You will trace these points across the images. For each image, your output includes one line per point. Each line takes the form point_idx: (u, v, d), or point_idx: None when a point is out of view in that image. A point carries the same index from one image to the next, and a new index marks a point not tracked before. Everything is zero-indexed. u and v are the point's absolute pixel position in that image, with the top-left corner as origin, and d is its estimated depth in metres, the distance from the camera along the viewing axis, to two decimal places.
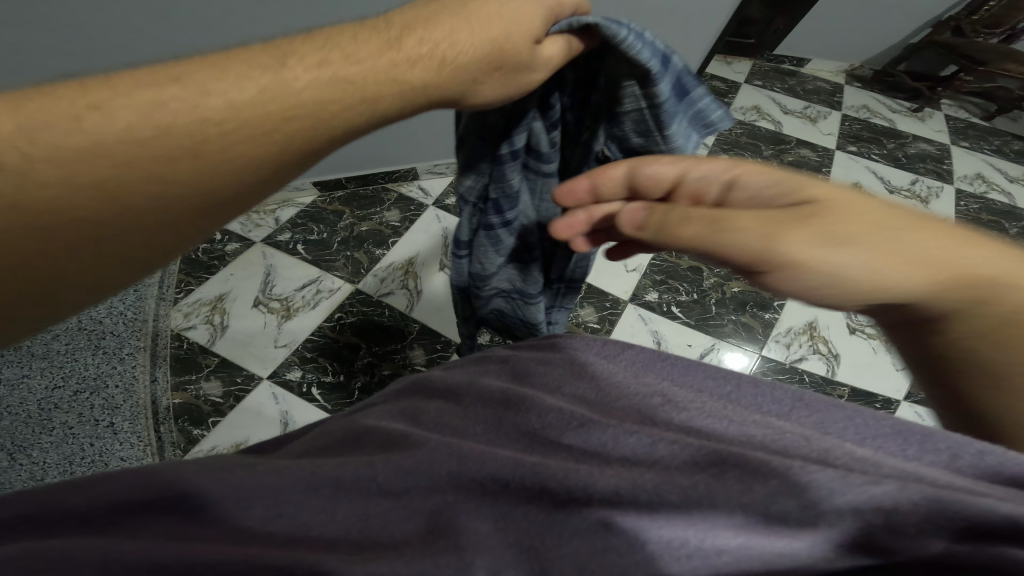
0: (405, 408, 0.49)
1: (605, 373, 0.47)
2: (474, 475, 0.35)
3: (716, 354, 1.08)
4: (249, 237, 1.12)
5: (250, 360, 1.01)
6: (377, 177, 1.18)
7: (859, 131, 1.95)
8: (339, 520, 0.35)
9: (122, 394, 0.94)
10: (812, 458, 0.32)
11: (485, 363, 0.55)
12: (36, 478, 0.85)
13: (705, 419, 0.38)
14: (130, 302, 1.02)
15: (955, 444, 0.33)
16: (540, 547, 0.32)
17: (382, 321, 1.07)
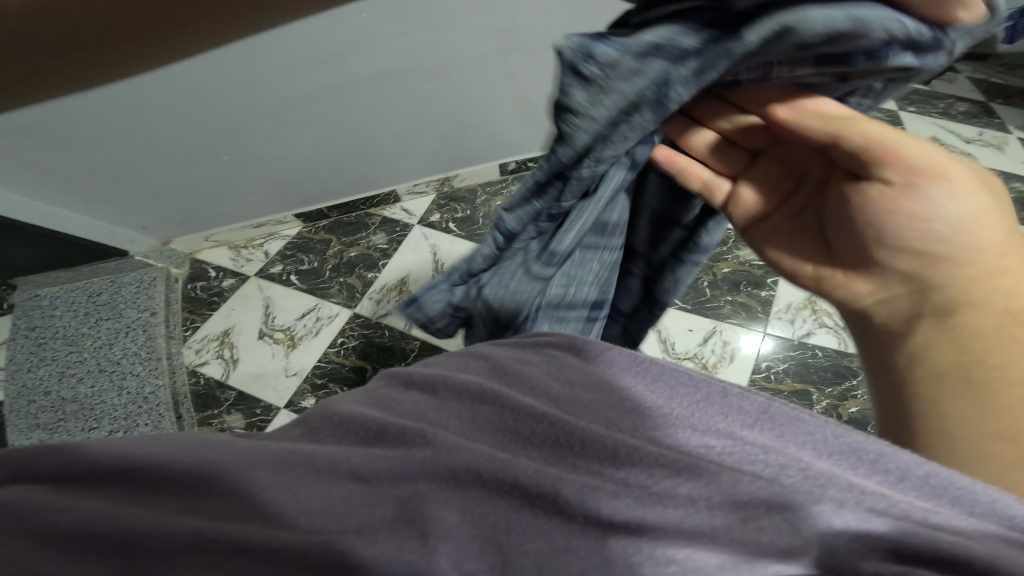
0: (374, 399, 0.37)
1: (584, 374, 0.34)
2: (448, 462, 0.28)
3: (723, 337, 0.99)
4: (242, 272, 1.19)
5: (264, 391, 1.06)
6: (358, 205, 1.23)
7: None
8: (302, 502, 0.27)
9: (152, 431, 1.01)
10: (766, 476, 0.26)
11: (465, 357, 0.40)
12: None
13: (659, 425, 0.29)
14: (142, 341, 1.09)
15: (904, 465, 0.27)
16: (504, 540, 0.26)
17: (384, 341, 1.10)
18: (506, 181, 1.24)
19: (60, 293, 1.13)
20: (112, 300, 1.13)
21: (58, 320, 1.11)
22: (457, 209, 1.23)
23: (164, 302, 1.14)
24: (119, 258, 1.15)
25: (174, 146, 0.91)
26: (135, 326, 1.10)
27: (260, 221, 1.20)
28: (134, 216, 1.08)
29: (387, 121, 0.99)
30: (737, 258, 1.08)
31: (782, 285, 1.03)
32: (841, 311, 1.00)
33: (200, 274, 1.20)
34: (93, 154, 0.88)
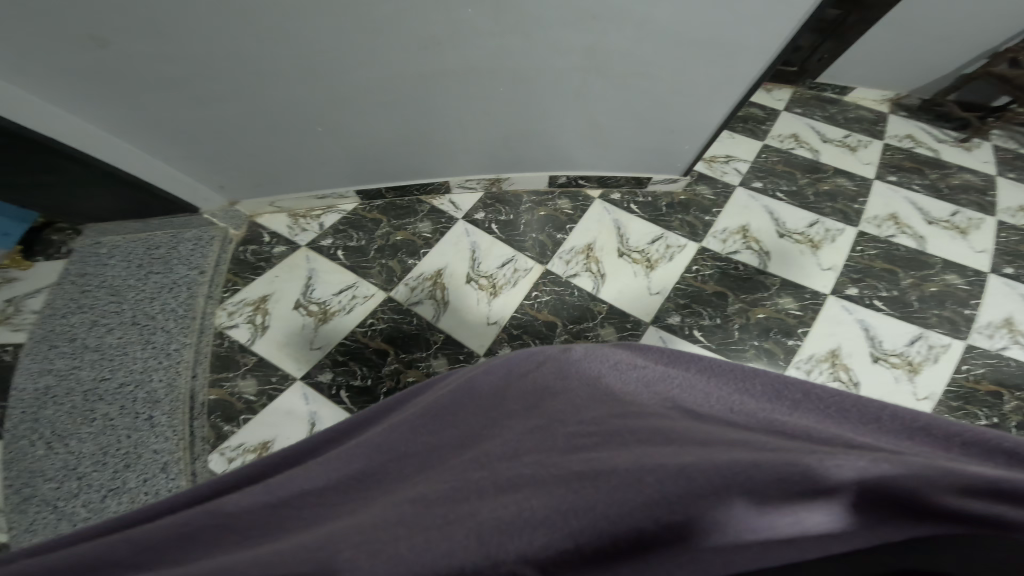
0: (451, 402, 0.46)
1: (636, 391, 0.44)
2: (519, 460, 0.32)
3: None
4: (295, 241, 1.20)
5: (286, 360, 1.07)
6: (412, 190, 1.25)
7: (899, 160, 1.40)
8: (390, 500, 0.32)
9: (164, 389, 0.98)
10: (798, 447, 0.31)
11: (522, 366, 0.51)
12: (73, 465, 0.90)
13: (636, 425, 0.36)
14: (181, 299, 1.07)
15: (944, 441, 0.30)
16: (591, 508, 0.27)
17: (411, 329, 1.12)
18: (553, 194, 1.30)
19: (120, 242, 1.12)
20: (167, 254, 1.11)
21: (106, 270, 1.09)
22: (501, 211, 1.27)
23: (214, 262, 1.14)
24: (188, 215, 1.14)
25: (259, 113, 0.92)
26: (180, 283, 1.09)
27: (326, 193, 1.22)
28: (208, 175, 1.08)
29: (447, 112, 0.99)
30: (776, 305, 1.16)
31: (811, 336, 1.11)
32: (858, 367, 1.06)
33: (254, 238, 1.20)
34: (185, 113, 0.90)
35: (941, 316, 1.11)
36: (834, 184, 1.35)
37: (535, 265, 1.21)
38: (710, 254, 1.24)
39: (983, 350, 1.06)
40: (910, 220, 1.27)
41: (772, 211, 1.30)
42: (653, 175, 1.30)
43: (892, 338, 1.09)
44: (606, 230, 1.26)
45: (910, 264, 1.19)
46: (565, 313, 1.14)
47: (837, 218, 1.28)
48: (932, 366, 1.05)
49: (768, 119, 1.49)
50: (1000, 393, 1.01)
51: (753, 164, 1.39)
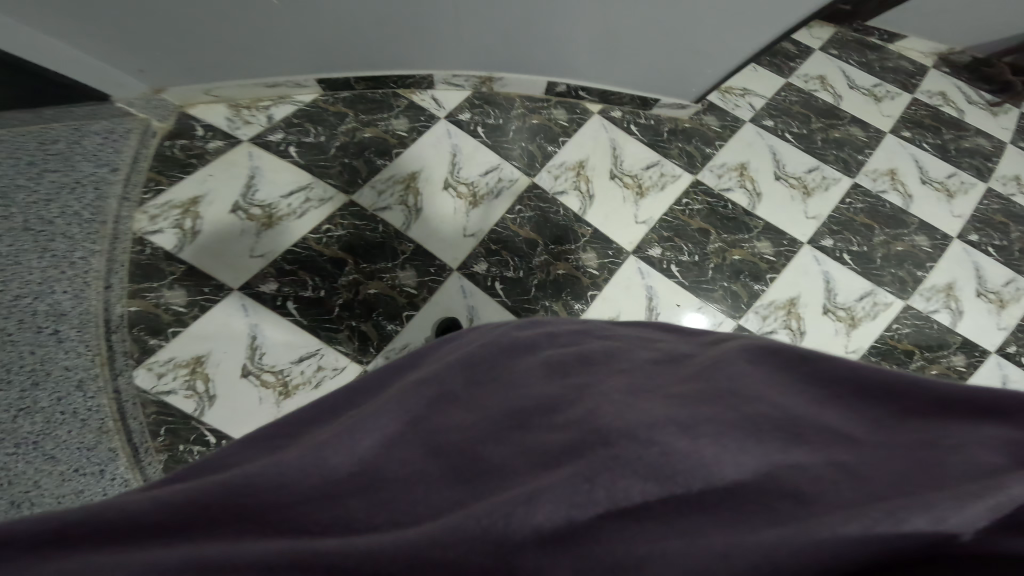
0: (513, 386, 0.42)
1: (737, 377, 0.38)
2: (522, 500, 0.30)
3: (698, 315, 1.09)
4: (233, 135, 1.00)
5: (220, 269, 0.92)
6: (387, 80, 1.07)
7: (920, 116, 1.40)
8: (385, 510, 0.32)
9: (70, 301, 0.83)
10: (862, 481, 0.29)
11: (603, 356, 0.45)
12: None
13: (629, 424, 0.33)
14: (88, 199, 0.88)
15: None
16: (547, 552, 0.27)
17: (375, 238, 1.00)
18: (548, 103, 1.18)
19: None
20: (68, 149, 0.89)
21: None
22: (489, 113, 1.14)
23: (131, 158, 0.93)
24: (97, 102, 0.91)
25: None
26: (84, 181, 0.89)
27: (278, 80, 1.00)
28: (128, 54, 0.84)
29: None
30: (752, 248, 1.17)
31: (776, 283, 1.15)
32: (809, 317, 1.13)
33: (184, 131, 0.98)
34: None
35: (895, 275, 1.20)
36: (846, 132, 1.33)
37: (520, 176, 1.11)
38: (704, 188, 1.20)
39: (916, 312, 1.18)
40: (906, 177, 1.31)
41: (776, 151, 1.27)
42: (659, 97, 1.21)
43: (846, 291, 1.17)
44: (600, 148, 1.17)
45: (888, 221, 1.25)
46: (546, 232, 1.08)
47: (835, 167, 1.28)
48: (870, 322, 1.15)
49: (799, 58, 1.41)
50: (912, 352, 1.14)
51: (770, 101, 1.33)
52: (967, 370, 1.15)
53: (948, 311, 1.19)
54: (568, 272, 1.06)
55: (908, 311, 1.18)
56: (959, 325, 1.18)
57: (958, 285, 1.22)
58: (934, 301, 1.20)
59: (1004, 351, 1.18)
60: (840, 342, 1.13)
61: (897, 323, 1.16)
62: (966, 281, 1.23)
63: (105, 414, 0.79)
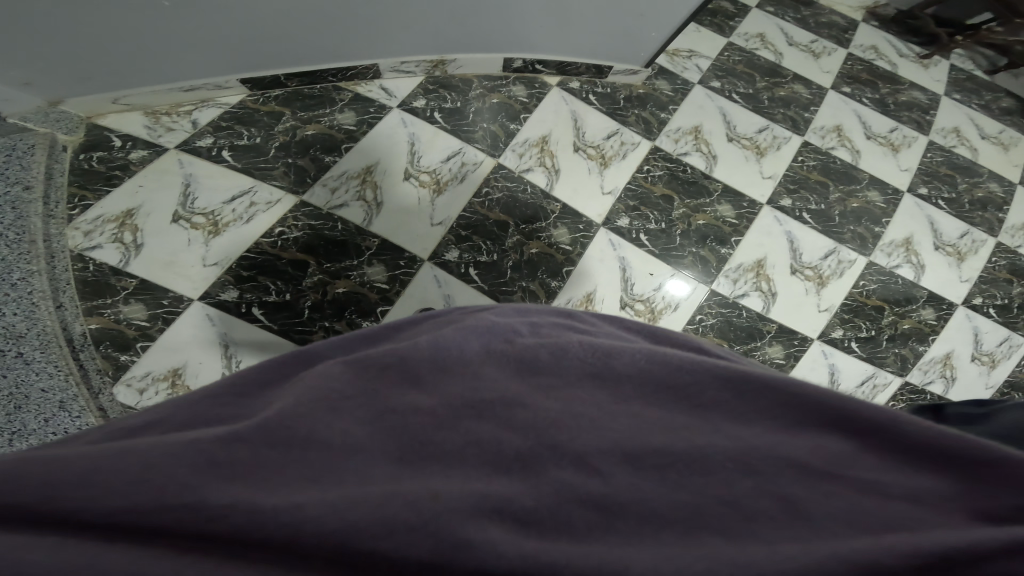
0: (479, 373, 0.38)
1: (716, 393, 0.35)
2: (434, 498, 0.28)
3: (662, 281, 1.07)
4: (157, 143, 0.96)
5: (175, 281, 0.90)
6: (325, 75, 1.03)
7: (856, 72, 1.34)
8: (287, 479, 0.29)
9: (22, 321, 0.78)
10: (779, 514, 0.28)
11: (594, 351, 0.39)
12: None
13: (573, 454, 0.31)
14: (9, 218, 0.82)
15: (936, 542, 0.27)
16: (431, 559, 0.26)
17: (335, 236, 0.97)
18: (507, 80, 1.14)
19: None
20: None
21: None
22: (446, 98, 1.10)
23: (45, 173, 0.88)
24: None
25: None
26: (1, 201, 0.82)
27: (195, 84, 0.96)
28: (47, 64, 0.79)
29: None
30: (715, 212, 1.14)
31: (742, 246, 1.12)
32: (778, 279, 1.11)
33: (99, 142, 0.94)
34: None
35: (854, 232, 1.17)
36: (790, 90, 1.29)
37: (485, 158, 1.08)
38: (662, 154, 1.16)
39: (880, 268, 1.15)
40: (853, 133, 1.27)
41: (727, 113, 1.23)
42: (614, 63, 1.17)
43: (810, 251, 1.14)
44: (563, 122, 1.14)
45: (841, 177, 1.21)
46: (516, 212, 1.05)
47: (786, 125, 1.24)
48: (837, 280, 1.13)
49: (737, 16, 1.35)
50: (883, 307, 1.12)
51: (715, 62, 1.28)
52: (936, 323, 1.13)
53: (910, 265, 1.16)
54: (542, 250, 1.03)
55: (871, 270, 1.15)
56: (924, 280, 1.16)
57: (916, 239, 1.19)
58: (895, 256, 1.17)
59: (969, 302, 1.16)
60: (812, 302, 1.11)
61: (864, 281, 1.14)
62: (924, 234, 1.20)
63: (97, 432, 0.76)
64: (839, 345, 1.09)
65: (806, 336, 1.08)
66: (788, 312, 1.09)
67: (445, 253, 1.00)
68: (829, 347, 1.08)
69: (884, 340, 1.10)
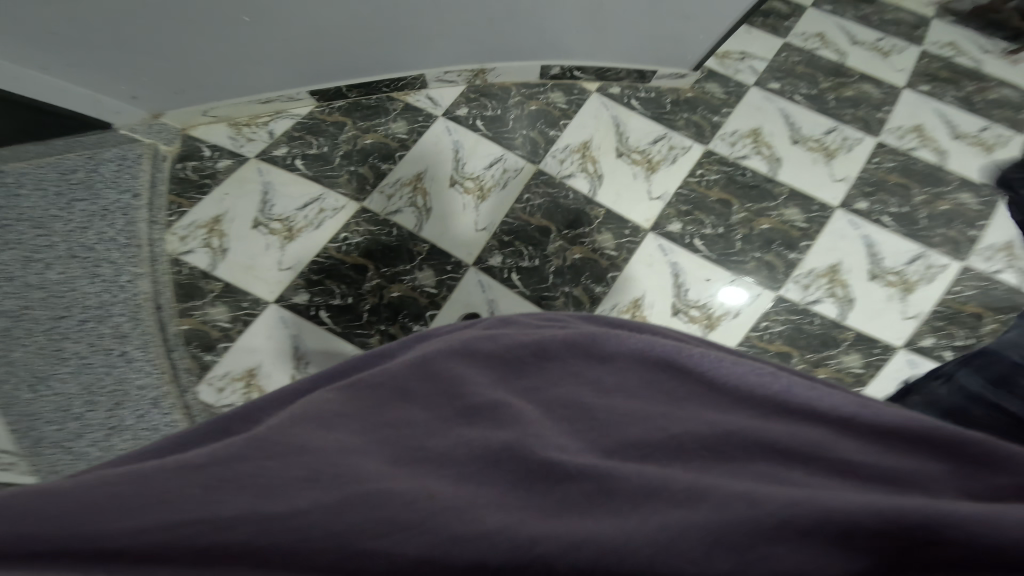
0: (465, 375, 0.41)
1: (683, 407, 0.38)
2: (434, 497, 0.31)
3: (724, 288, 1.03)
4: (240, 152, 1.08)
5: (253, 285, 0.99)
6: (381, 85, 1.12)
7: (933, 70, 1.25)
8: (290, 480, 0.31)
9: (129, 321, 0.91)
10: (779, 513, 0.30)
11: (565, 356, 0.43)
12: (63, 409, 0.83)
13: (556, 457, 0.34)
14: (122, 225, 0.96)
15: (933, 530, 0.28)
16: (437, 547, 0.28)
17: (390, 241, 1.03)
18: (544, 87, 1.17)
19: (30, 168, 0.93)
20: (88, 178, 0.96)
21: (21, 199, 0.91)
22: (486, 105, 1.15)
23: (149, 181, 1.03)
24: (101, 131, 0.99)
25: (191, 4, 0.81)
26: (115, 208, 0.97)
27: (269, 96, 1.07)
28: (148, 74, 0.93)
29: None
30: (781, 215, 1.09)
31: (813, 250, 1.06)
32: (855, 284, 1.03)
33: (192, 153, 1.07)
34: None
35: (946, 236, 1.07)
36: (858, 89, 1.22)
37: (525, 163, 1.11)
38: (717, 158, 1.14)
39: (976, 274, 1.04)
40: (935, 133, 1.17)
41: (789, 114, 1.18)
42: (657, 68, 1.17)
43: (893, 255, 1.05)
44: (604, 128, 1.15)
45: (927, 179, 1.12)
46: (559, 217, 1.07)
47: (856, 126, 1.17)
48: (926, 285, 1.03)
49: (793, 15, 1.31)
50: (982, 314, 1.01)
51: (772, 63, 1.25)
52: None
53: (1015, 271, 1.04)
54: (586, 256, 1.04)
55: (969, 276, 1.04)
56: None
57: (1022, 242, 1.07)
58: (995, 262, 1.05)
59: None
60: (897, 308, 1.02)
61: (958, 288, 1.03)
62: None
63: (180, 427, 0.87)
64: (929, 354, 0.99)
65: (890, 343, 0.99)
66: (865, 318, 1.01)
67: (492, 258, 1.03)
68: (917, 356, 0.99)
69: None
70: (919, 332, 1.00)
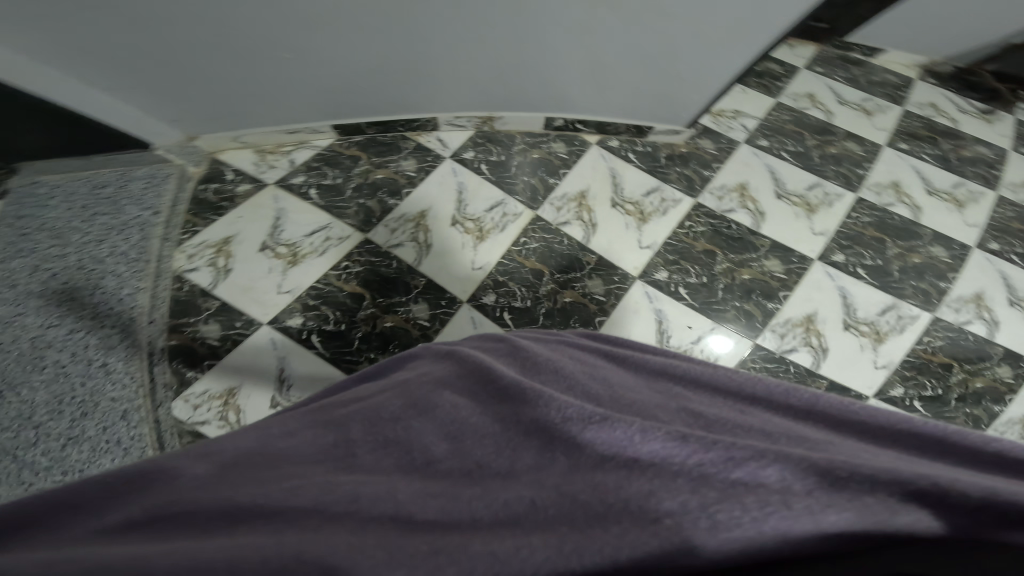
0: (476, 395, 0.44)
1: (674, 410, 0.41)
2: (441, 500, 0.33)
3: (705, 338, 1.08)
4: (260, 178, 1.10)
5: (250, 306, 0.99)
6: (397, 125, 1.18)
7: (913, 128, 1.40)
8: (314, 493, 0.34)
9: (119, 333, 0.91)
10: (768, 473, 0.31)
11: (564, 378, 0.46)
12: (27, 414, 0.82)
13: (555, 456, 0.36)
14: (134, 240, 0.99)
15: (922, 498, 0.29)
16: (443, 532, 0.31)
17: (389, 273, 1.06)
18: (549, 137, 1.26)
19: (62, 182, 1.01)
20: (116, 194, 1.02)
21: (44, 209, 0.98)
22: (492, 151, 1.22)
23: (170, 201, 1.04)
24: (135, 150, 1.01)
25: (225, 40, 0.85)
26: (132, 223, 1.00)
27: (296, 127, 1.12)
28: (170, 102, 0.96)
29: (437, 44, 0.95)
30: (762, 266, 1.17)
31: (790, 301, 1.13)
32: (830, 334, 1.11)
33: (215, 175, 1.09)
34: (125, 17, 0.77)
35: (917, 288, 1.17)
36: (842, 147, 1.35)
37: (524, 210, 1.17)
38: (705, 211, 1.22)
39: (947, 324, 1.13)
40: (911, 189, 1.30)
41: (775, 170, 1.30)
42: (654, 124, 1.27)
43: (866, 306, 1.14)
44: (598, 177, 1.23)
45: (901, 233, 1.23)
46: (553, 262, 1.12)
47: (838, 183, 1.29)
48: (896, 337, 1.11)
49: (785, 76, 1.46)
50: (951, 364, 1.09)
51: (762, 121, 1.37)
52: (1015, 382, 1.08)
53: (982, 322, 1.14)
54: (574, 300, 1.08)
55: (945, 324, 1.13)
56: (999, 337, 1.12)
57: (990, 296, 1.17)
58: (966, 313, 1.15)
59: None
60: (868, 360, 1.09)
61: (931, 341, 1.11)
62: (1000, 292, 1.17)
63: (144, 443, 0.84)
64: (900, 403, 1.05)
65: (862, 393, 1.06)
66: (839, 369, 1.07)
67: (485, 296, 1.06)
68: (888, 406, 1.05)
69: (952, 400, 1.06)
70: (891, 381, 1.06)
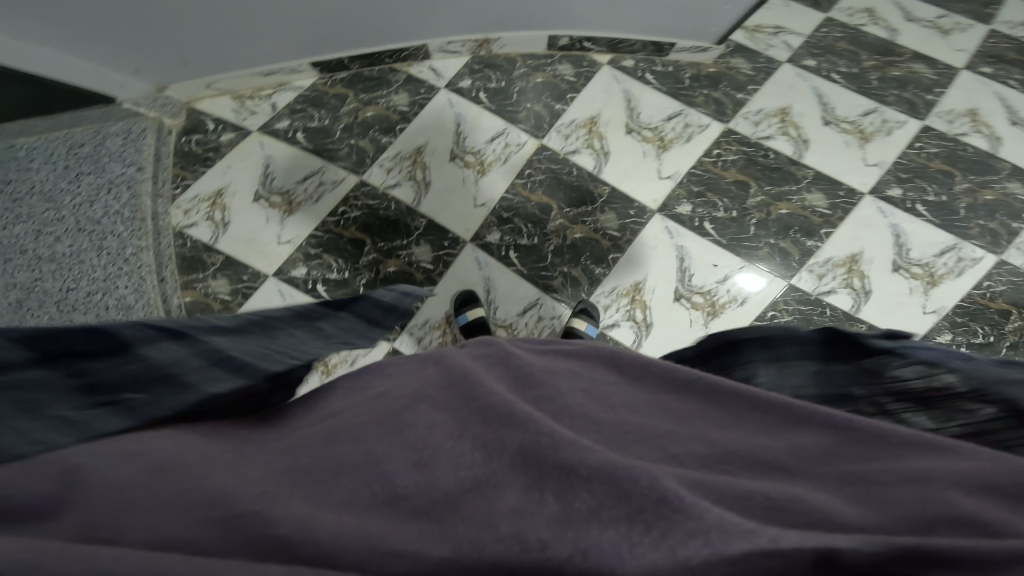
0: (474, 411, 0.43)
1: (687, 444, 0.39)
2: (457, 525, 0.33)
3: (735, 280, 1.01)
4: (243, 126, 1.07)
5: (253, 258, 0.99)
6: (382, 56, 1.09)
7: (1000, 50, 1.17)
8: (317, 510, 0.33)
9: (133, 294, 0.93)
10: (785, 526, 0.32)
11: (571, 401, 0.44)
12: None
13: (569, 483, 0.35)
14: (125, 199, 0.99)
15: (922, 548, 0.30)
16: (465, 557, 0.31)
17: (388, 215, 1.03)
18: (552, 58, 1.14)
19: (39, 143, 0.98)
20: (94, 151, 1.00)
21: (30, 173, 0.97)
22: (491, 77, 1.12)
23: (154, 156, 1.03)
24: (104, 105, 1.00)
25: None
26: (119, 181, 1.00)
27: (272, 68, 1.07)
28: (137, 43, 0.92)
29: None
30: (802, 201, 1.06)
31: (833, 238, 1.03)
32: (874, 275, 1.01)
33: (196, 126, 1.06)
34: None
35: (983, 227, 1.03)
36: (910, 70, 1.16)
37: (528, 139, 1.08)
38: (737, 137, 1.10)
39: (1012, 270, 1.00)
40: (991, 119, 1.11)
41: (822, 93, 1.14)
42: (677, 40, 1.13)
43: (921, 246, 1.02)
44: (613, 103, 1.11)
45: (971, 166, 1.08)
46: (561, 194, 1.05)
47: (900, 107, 1.12)
48: (953, 280, 1.00)
49: None
50: (1009, 312, 0.97)
51: (810, 39, 1.19)
52: None
53: None
54: (585, 236, 1.03)
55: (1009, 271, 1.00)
56: None
57: None
58: None
59: None
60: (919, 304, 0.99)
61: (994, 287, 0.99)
62: None
63: None
64: None
65: None
66: (882, 311, 0.98)
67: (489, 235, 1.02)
68: None
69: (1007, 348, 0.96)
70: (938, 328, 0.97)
